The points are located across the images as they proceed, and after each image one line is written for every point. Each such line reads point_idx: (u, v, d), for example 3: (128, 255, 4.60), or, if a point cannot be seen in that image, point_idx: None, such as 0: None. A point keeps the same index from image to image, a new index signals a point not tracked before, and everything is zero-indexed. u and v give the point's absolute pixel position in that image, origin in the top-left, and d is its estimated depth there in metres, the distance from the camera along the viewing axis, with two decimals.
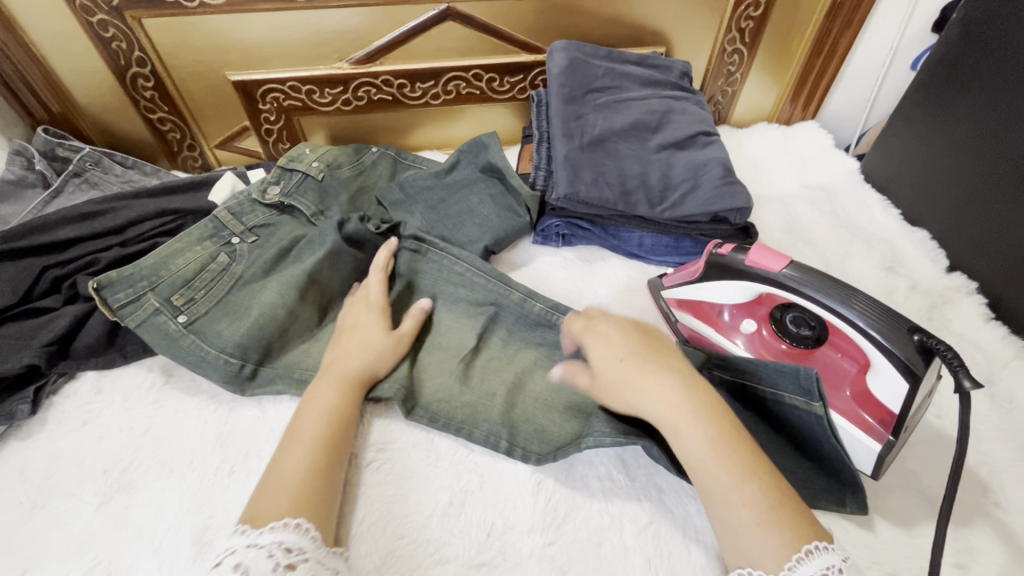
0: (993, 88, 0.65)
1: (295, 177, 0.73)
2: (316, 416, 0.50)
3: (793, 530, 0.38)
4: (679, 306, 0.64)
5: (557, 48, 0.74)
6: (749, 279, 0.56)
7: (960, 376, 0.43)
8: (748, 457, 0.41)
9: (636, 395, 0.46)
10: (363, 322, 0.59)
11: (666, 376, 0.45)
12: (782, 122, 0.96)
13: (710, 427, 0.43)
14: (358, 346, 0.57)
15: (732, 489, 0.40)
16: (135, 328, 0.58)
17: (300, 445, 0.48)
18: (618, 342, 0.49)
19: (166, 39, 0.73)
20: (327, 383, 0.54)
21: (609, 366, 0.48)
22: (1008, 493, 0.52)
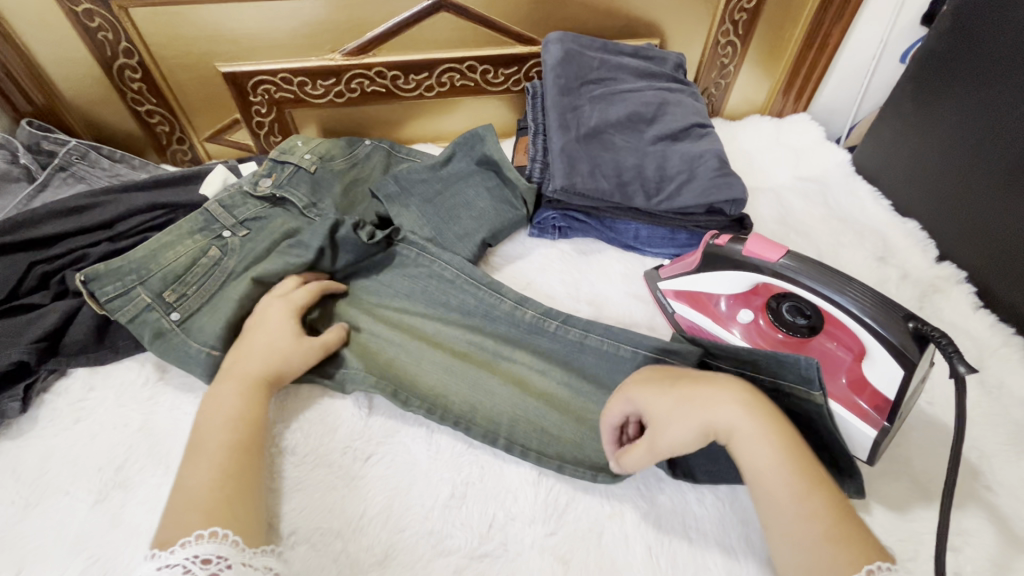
0: (982, 80, 0.66)
1: (287, 169, 0.72)
2: (220, 424, 0.49)
3: (858, 543, 0.39)
4: (676, 297, 0.64)
5: (552, 39, 0.74)
6: (746, 271, 0.56)
7: (954, 362, 0.44)
8: (814, 468, 0.43)
9: (701, 408, 0.45)
10: (277, 322, 0.57)
11: (723, 389, 0.46)
12: (774, 115, 0.96)
13: (780, 440, 0.43)
14: (266, 353, 0.54)
15: (802, 501, 0.41)
16: (127, 324, 0.58)
17: (201, 457, 0.47)
18: (657, 375, 0.49)
19: (154, 29, 0.71)
20: (227, 388, 0.52)
21: (659, 390, 0.47)
22: (998, 476, 0.53)
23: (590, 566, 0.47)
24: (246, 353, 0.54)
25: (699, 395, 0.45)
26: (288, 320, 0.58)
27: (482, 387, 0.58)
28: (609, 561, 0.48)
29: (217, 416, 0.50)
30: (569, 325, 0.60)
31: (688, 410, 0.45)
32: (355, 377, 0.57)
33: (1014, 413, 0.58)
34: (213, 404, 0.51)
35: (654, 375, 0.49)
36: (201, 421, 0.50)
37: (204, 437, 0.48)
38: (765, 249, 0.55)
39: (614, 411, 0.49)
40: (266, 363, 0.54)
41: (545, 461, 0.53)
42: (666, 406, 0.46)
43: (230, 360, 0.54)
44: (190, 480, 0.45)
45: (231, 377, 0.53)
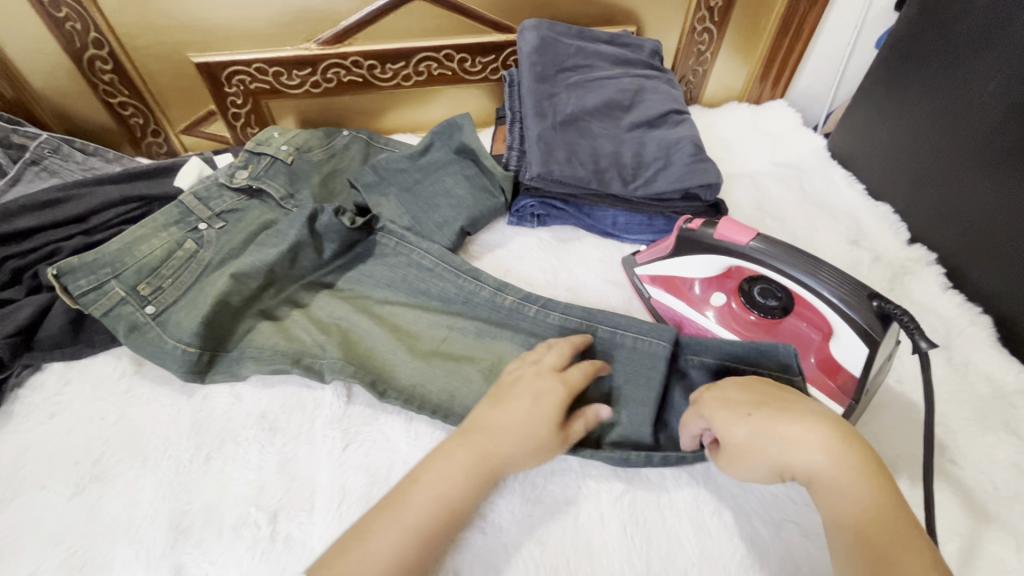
0: (952, 65, 0.67)
1: (264, 160, 0.72)
2: (426, 501, 0.44)
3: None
4: (652, 282, 0.65)
5: (528, 26, 0.73)
6: (716, 253, 0.57)
7: (916, 337, 0.46)
8: (906, 523, 0.39)
9: (780, 444, 0.43)
10: (538, 401, 0.49)
11: (813, 426, 0.43)
12: (752, 101, 0.97)
13: (865, 486, 0.40)
14: (517, 437, 0.47)
15: (900, 558, 0.37)
16: (102, 317, 0.57)
17: (403, 517, 0.43)
18: (737, 395, 0.47)
19: (124, 18, 0.70)
20: (456, 460, 0.46)
21: (737, 413, 0.45)
22: (963, 450, 0.55)
23: (568, 547, 0.48)
24: (494, 424, 0.48)
25: (780, 428, 0.43)
26: (552, 404, 0.49)
27: (460, 375, 0.58)
28: (588, 543, 0.48)
29: (436, 487, 0.45)
30: (548, 311, 0.61)
31: (767, 442, 0.43)
32: (333, 367, 0.56)
33: (978, 389, 0.59)
34: (441, 464, 0.46)
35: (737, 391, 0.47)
36: (421, 476, 0.46)
37: (411, 487, 0.45)
38: (735, 231, 0.56)
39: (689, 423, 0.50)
40: (512, 446, 0.47)
41: None
42: (738, 431, 0.44)
43: (482, 421, 0.49)
44: (371, 554, 0.41)
45: (467, 447, 0.47)
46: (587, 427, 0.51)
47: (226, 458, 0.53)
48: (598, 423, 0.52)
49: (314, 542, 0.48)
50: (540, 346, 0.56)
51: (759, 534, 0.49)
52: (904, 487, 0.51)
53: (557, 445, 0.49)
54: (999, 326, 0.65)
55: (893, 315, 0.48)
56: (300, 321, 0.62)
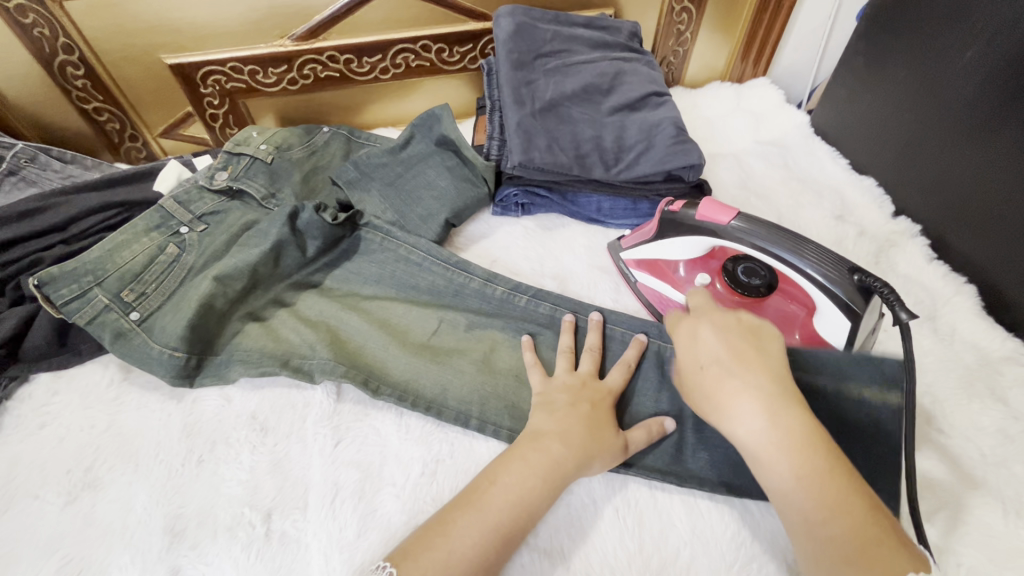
0: (931, 34, 0.66)
1: (243, 161, 0.71)
2: (508, 501, 0.45)
3: (885, 567, 0.36)
4: (637, 266, 0.65)
5: (503, 13, 0.72)
6: (697, 236, 0.58)
7: (897, 309, 0.46)
8: (841, 493, 0.39)
9: (717, 409, 0.43)
10: (595, 407, 0.51)
11: (755, 396, 0.42)
12: (734, 80, 0.96)
13: (801, 458, 0.40)
14: (585, 441, 0.48)
15: (819, 523, 0.38)
16: (86, 326, 0.57)
17: (485, 517, 0.44)
18: (706, 344, 0.46)
19: (93, 23, 0.69)
20: (534, 463, 0.47)
21: (695, 365, 0.46)
22: (950, 420, 0.55)
23: (561, 533, 0.48)
24: (563, 429, 0.49)
25: (723, 397, 0.43)
26: (604, 412, 0.52)
27: (451, 367, 0.58)
28: (580, 527, 0.49)
29: (514, 490, 0.45)
30: (538, 300, 0.62)
31: (712, 405, 0.44)
32: (323, 368, 0.56)
33: (964, 357, 0.60)
34: (518, 465, 0.47)
35: (709, 339, 0.46)
36: (499, 477, 0.46)
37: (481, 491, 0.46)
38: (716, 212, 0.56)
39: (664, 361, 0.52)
40: (583, 450, 0.48)
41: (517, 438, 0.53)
42: (691, 383, 0.46)
43: (551, 426, 0.49)
44: (457, 551, 0.42)
45: (543, 450, 0.47)
46: (649, 437, 0.51)
47: (218, 460, 0.53)
48: (661, 437, 0.52)
49: (310, 539, 0.49)
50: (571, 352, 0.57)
51: (750, 510, 0.50)
52: None
53: (621, 449, 0.50)
54: (983, 295, 0.65)
55: (877, 289, 0.48)
56: (287, 321, 0.62)
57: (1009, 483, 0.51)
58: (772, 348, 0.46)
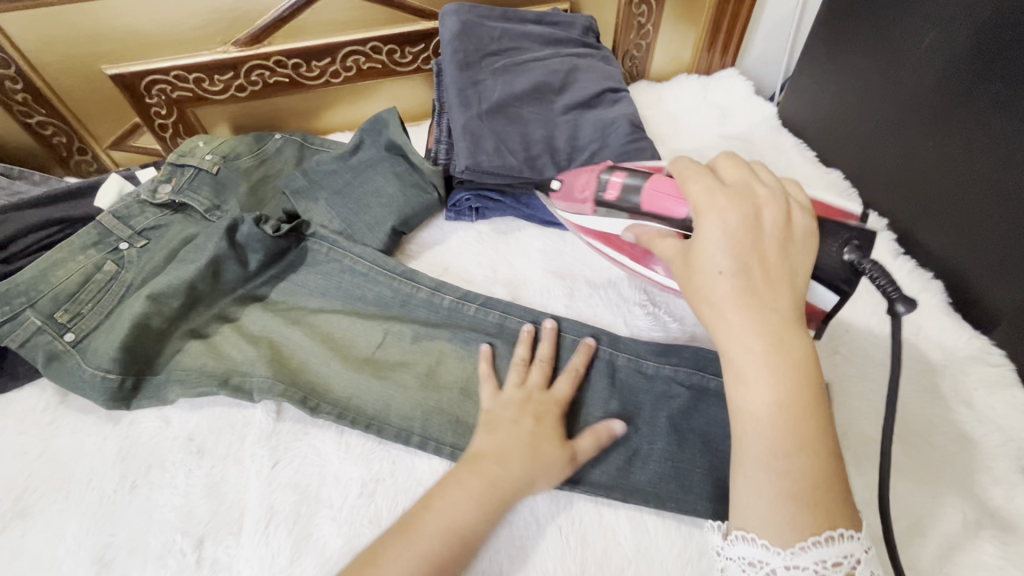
0: (892, 20, 0.64)
1: (187, 173, 0.69)
2: (440, 527, 0.43)
3: (827, 513, 0.35)
4: (587, 233, 0.60)
5: (448, 11, 0.70)
6: (644, 223, 0.51)
7: (897, 303, 0.43)
8: (813, 431, 0.37)
9: (719, 312, 0.39)
10: (539, 422, 0.50)
11: (762, 315, 0.38)
12: (702, 72, 0.93)
13: (787, 385, 0.37)
14: (525, 463, 0.47)
15: (779, 456, 0.36)
16: (18, 349, 0.55)
17: (416, 545, 0.42)
18: (733, 243, 0.40)
19: (26, 35, 0.67)
20: (468, 487, 0.45)
21: (715, 261, 0.40)
22: (910, 424, 0.53)
23: (503, 552, 0.47)
24: (500, 449, 0.47)
25: (731, 305, 0.38)
26: (549, 425, 0.50)
27: (394, 383, 0.56)
28: (520, 548, 0.47)
29: (447, 517, 0.43)
30: (487, 309, 0.60)
31: (714, 309, 0.39)
32: (261, 387, 0.54)
33: (927, 356, 0.57)
34: (451, 488, 0.45)
35: (737, 234, 0.40)
36: (434, 503, 0.44)
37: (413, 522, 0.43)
38: (674, 191, 0.49)
39: (665, 244, 0.45)
40: (524, 471, 0.46)
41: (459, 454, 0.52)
42: (697, 275, 0.41)
43: (496, 448, 0.47)
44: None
45: (479, 473, 0.46)
46: (597, 443, 0.50)
47: (153, 485, 0.52)
48: (609, 440, 0.50)
49: (241, 565, 0.47)
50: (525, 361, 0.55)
51: (697, 525, 0.48)
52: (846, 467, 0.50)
53: (565, 462, 0.48)
54: (951, 291, 0.62)
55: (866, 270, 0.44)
56: (229, 337, 0.60)
57: (968, 489, 0.49)
58: (800, 258, 0.41)
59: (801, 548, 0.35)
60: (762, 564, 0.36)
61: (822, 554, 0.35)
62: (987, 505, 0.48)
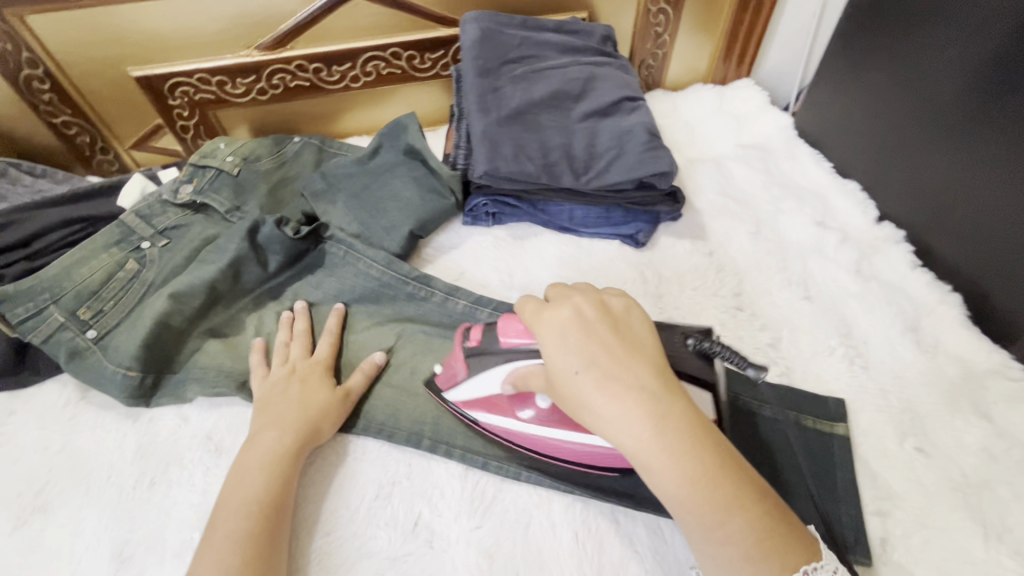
0: (911, 33, 0.64)
1: (208, 173, 0.70)
2: (237, 507, 0.46)
3: (780, 556, 0.35)
4: (470, 406, 0.53)
5: (469, 18, 0.71)
6: (513, 359, 0.48)
7: (750, 367, 0.43)
8: (730, 486, 0.37)
9: (598, 419, 0.39)
10: (304, 383, 0.54)
11: (633, 404, 0.38)
12: (717, 82, 0.94)
13: (688, 458, 0.37)
14: (296, 418, 0.51)
15: (715, 527, 0.36)
16: (41, 345, 0.56)
17: (216, 541, 0.44)
18: (575, 347, 0.40)
19: (55, 35, 0.69)
20: (251, 462, 0.49)
21: (568, 371, 0.40)
22: (931, 437, 0.53)
23: (516, 557, 0.47)
24: (276, 414, 0.52)
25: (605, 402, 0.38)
26: (315, 380, 0.55)
27: (406, 387, 0.57)
28: (536, 554, 0.47)
29: (238, 491, 0.47)
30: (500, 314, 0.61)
31: (593, 414, 0.39)
32: (275, 386, 0.55)
33: (947, 371, 0.57)
34: (239, 467, 0.49)
35: (573, 335, 0.41)
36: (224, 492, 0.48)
37: (219, 521, 0.45)
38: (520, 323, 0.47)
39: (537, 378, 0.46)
40: (295, 426, 0.51)
41: (471, 456, 0.52)
42: (564, 390, 0.41)
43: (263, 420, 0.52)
44: None
45: (261, 444, 0.50)
46: (365, 378, 0.56)
47: (171, 482, 0.52)
48: (377, 370, 0.57)
49: None
50: (285, 344, 0.59)
51: None
52: (864, 479, 0.50)
53: (334, 402, 0.53)
54: (969, 304, 0.62)
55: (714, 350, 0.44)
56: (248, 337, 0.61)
57: (990, 504, 0.48)
58: (631, 335, 0.42)
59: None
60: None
61: None
62: (1010, 521, 0.47)
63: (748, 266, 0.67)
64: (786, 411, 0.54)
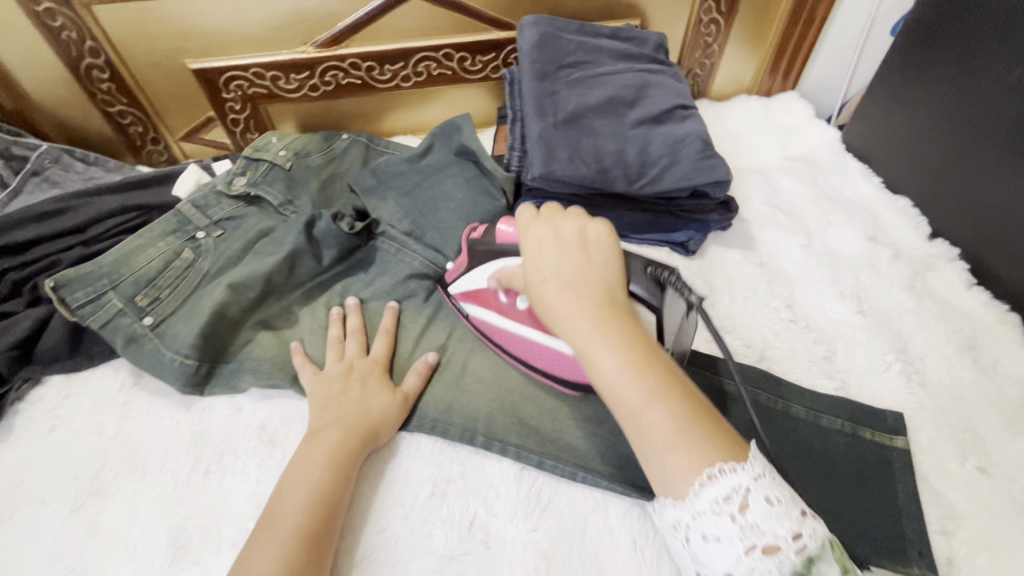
0: (971, 52, 0.64)
1: (262, 167, 0.70)
2: (299, 504, 0.45)
3: (703, 448, 0.35)
4: (465, 299, 0.60)
5: (527, 23, 0.71)
6: (503, 256, 0.54)
7: (688, 293, 0.46)
8: (661, 381, 0.38)
9: (553, 314, 0.43)
10: (365, 382, 0.55)
11: (583, 300, 0.42)
12: (762, 93, 0.94)
13: (625, 351, 0.39)
14: (357, 417, 0.51)
15: (642, 412, 0.37)
16: (99, 329, 0.57)
17: (277, 531, 0.44)
18: (546, 253, 0.46)
19: (120, 26, 0.70)
20: (315, 458, 0.48)
21: (536, 273, 0.45)
22: (993, 458, 0.52)
23: (574, 562, 0.46)
24: (336, 404, 0.53)
25: (557, 305, 0.43)
26: (374, 380, 0.55)
27: (458, 384, 0.57)
28: (594, 558, 0.47)
29: (298, 485, 0.47)
30: None
31: (550, 313, 0.43)
32: (330, 377, 0.55)
33: (1007, 391, 0.56)
34: (301, 467, 0.48)
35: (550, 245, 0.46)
36: (286, 490, 0.47)
37: (280, 511, 0.45)
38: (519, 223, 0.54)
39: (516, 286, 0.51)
40: (355, 425, 0.51)
41: (526, 456, 0.52)
42: (531, 291, 0.46)
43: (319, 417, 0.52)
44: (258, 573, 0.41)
45: (322, 444, 0.49)
46: (420, 378, 0.56)
47: (226, 471, 0.52)
48: (430, 370, 0.57)
49: None
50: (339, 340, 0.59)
51: None
52: (927, 496, 0.50)
53: (392, 399, 0.54)
54: None
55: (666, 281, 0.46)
56: (300, 329, 0.61)
57: None
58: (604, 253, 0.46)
59: (692, 491, 0.35)
60: (681, 526, 0.35)
61: (713, 493, 0.34)
62: None
63: (800, 278, 0.67)
64: (844, 424, 0.54)
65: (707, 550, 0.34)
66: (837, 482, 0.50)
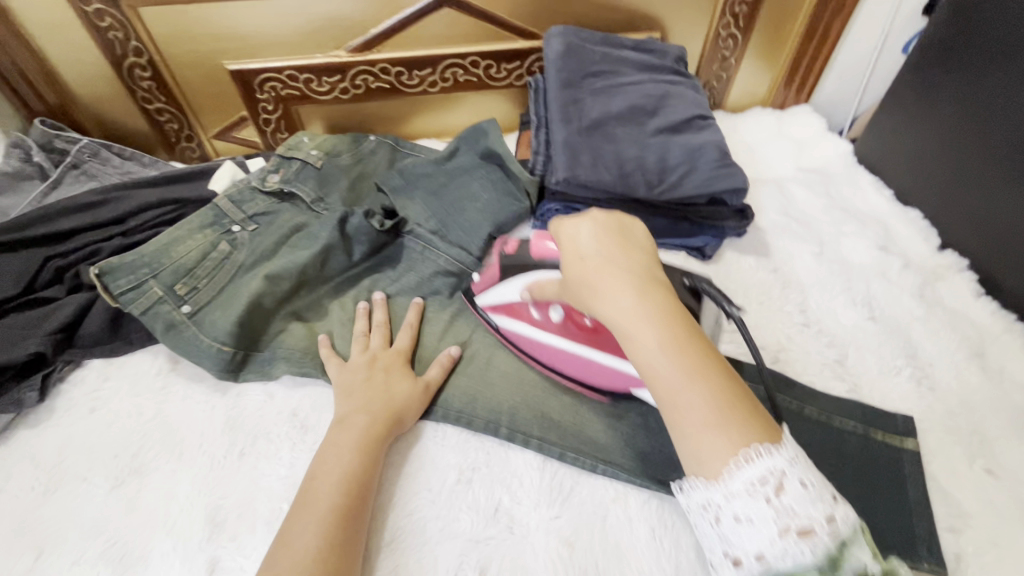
0: (983, 71, 0.67)
1: (294, 165, 0.73)
2: (334, 485, 0.47)
3: (740, 427, 0.36)
4: (495, 310, 0.62)
5: (553, 34, 0.74)
6: (539, 270, 0.56)
7: (727, 304, 0.52)
8: (700, 360, 0.39)
9: (594, 293, 0.44)
10: (388, 372, 0.57)
11: (624, 280, 0.43)
12: (776, 106, 0.96)
13: (665, 330, 0.40)
14: (385, 403, 0.54)
15: (680, 391, 0.38)
16: (140, 316, 0.59)
17: (315, 509, 0.46)
18: (586, 237, 0.47)
19: (163, 28, 0.73)
20: (347, 442, 0.51)
21: (576, 255, 0.47)
22: (1001, 461, 0.54)
23: (595, 548, 0.48)
24: (365, 395, 0.54)
25: (599, 282, 0.43)
26: (400, 372, 0.57)
27: (482, 377, 0.59)
28: (615, 545, 0.49)
29: (332, 468, 0.49)
30: None
31: (590, 291, 0.44)
32: (361, 366, 0.57)
33: (1015, 398, 0.58)
34: (333, 451, 0.50)
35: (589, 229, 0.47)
36: (320, 472, 0.49)
37: (316, 491, 0.47)
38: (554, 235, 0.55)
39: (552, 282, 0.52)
40: (383, 412, 0.53)
41: (548, 447, 0.54)
42: (570, 271, 0.47)
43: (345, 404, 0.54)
44: (297, 549, 0.43)
45: (352, 429, 0.52)
46: (443, 369, 0.58)
47: (260, 454, 0.55)
48: (453, 363, 0.60)
49: None
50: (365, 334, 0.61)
51: None
52: (935, 495, 0.51)
53: (419, 390, 0.56)
54: None
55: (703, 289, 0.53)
56: (331, 321, 0.63)
57: None
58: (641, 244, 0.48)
59: (728, 471, 0.35)
60: (712, 506, 0.36)
61: (749, 474, 0.35)
62: None
63: (813, 284, 0.69)
64: (855, 424, 0.55)
65: (738, 531, 0.35)
66: (848, 479, 0.52)
